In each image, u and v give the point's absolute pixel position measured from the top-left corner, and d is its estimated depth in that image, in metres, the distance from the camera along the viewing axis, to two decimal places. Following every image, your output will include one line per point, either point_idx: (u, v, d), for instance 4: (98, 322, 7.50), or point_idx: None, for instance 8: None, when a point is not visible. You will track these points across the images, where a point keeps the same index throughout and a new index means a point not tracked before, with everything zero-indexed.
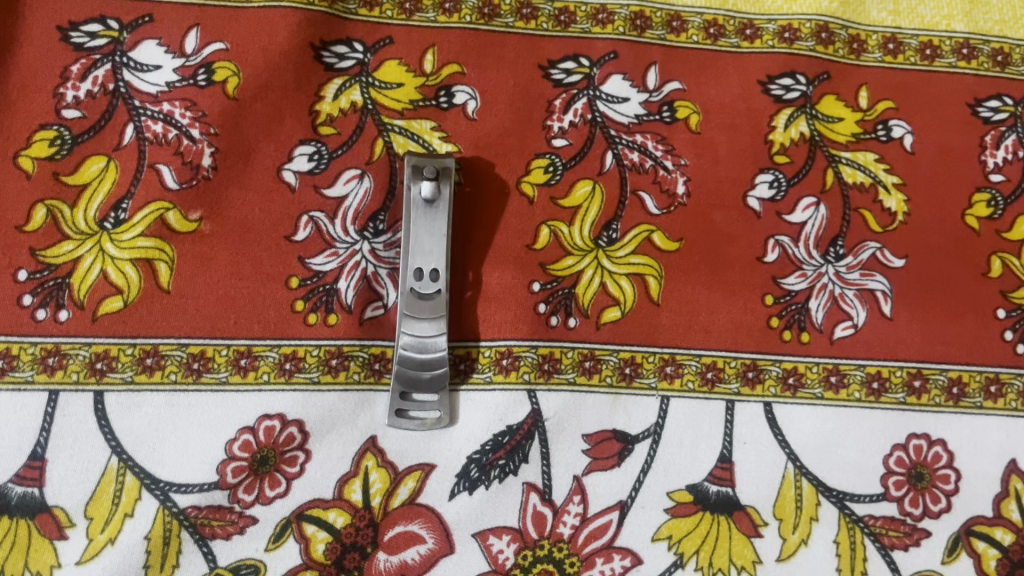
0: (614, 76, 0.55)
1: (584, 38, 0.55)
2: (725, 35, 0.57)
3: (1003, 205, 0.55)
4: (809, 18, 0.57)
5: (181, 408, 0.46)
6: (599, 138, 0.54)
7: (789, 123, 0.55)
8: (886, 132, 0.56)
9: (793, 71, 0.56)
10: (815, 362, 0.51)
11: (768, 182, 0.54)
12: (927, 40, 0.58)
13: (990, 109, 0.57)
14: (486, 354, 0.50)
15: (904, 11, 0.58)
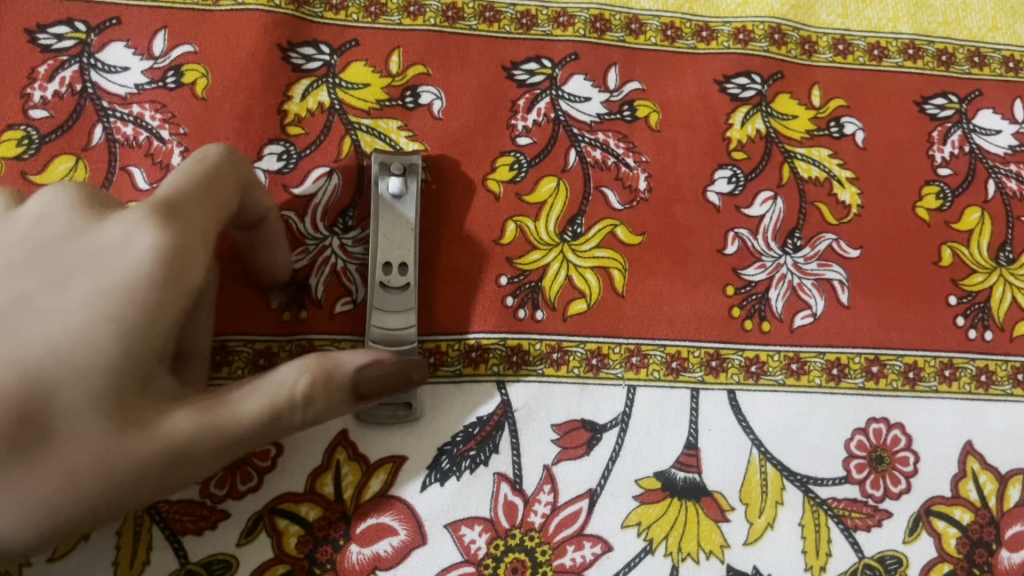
0: (576, 77, 0.56)
1: (546, 41, 0.57)
2: (682, 37, 0.59)
3: (952, 197, 0.57)
4: (762, 20, 0.60)
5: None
6: (562, 137, 0.55)
7: (746, 120, 0.57)
8: (839, 129, 0.58)
9: (748, 70, 0.58)
10: (776, 350, 0.53)
11: (726, 177, 0.56)
12: (874, 41, 0.60)
13: (936, 106, 0.60)
14: (455, 347, 0.51)
15: (852, 14, 0.61)
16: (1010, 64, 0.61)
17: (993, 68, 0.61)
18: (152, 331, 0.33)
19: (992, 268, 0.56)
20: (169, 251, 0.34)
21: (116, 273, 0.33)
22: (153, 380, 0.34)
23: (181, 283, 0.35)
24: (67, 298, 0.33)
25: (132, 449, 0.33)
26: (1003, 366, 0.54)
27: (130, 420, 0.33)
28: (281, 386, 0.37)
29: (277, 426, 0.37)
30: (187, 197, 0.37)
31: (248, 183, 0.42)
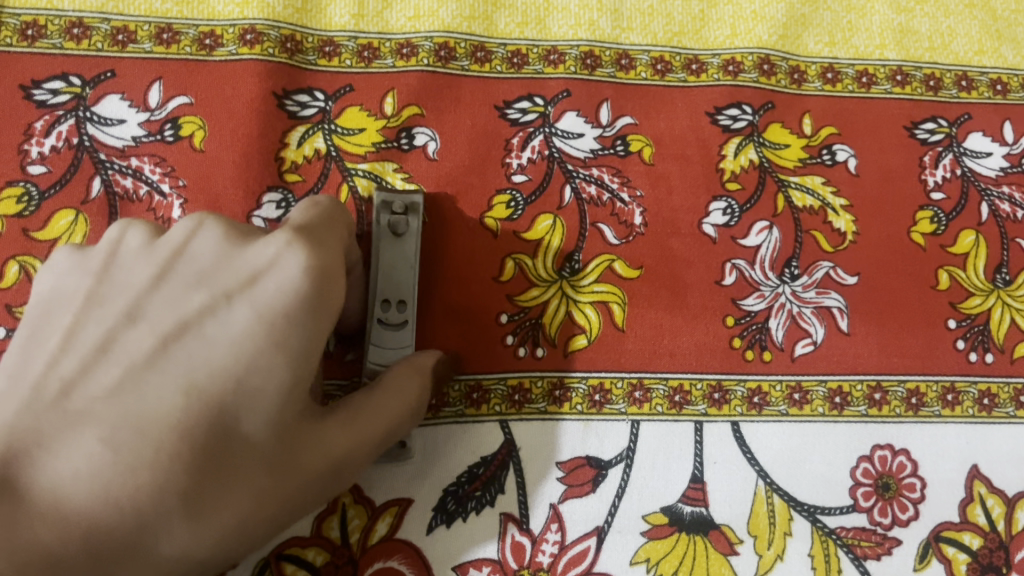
0: (569, 113, 0.57)
1: (537, 79, 0.57)
2: (672, 71, 0.59)
3: (946, 221, 0.58)
4: (750, 51, 0.60)
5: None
6: (557, 173, 0.55)
7: (738, 151, 0.58)
8: (831, 156, 0.58)
9: (739, 101, 0.59)
10: (778, 380, 0.53)
11: (721, 209, 0.56)
12: (862, 68, 0.61)
13: (926, 131, 0.60)
14: (458, 387, 0.50)
15: (839, 42, 0.61)
16: (998, 87, 0.62)
17: (981, 91, 0.62)
18: (311, 356, 0.37)
19: (989, 290, 0.56)
20: (319, 276, 0.37)
21: (275, 296, 0.36)
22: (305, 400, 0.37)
23: (327, 302, 0.37)
24: (234, 323, 0.35)
25: (299, 461, 0.37)
26: (1005, 389, 0.54)
27: (298, 437, 0.37)
28: (398, 397, 0.43)
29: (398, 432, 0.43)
30: (316, 228, 0.40)
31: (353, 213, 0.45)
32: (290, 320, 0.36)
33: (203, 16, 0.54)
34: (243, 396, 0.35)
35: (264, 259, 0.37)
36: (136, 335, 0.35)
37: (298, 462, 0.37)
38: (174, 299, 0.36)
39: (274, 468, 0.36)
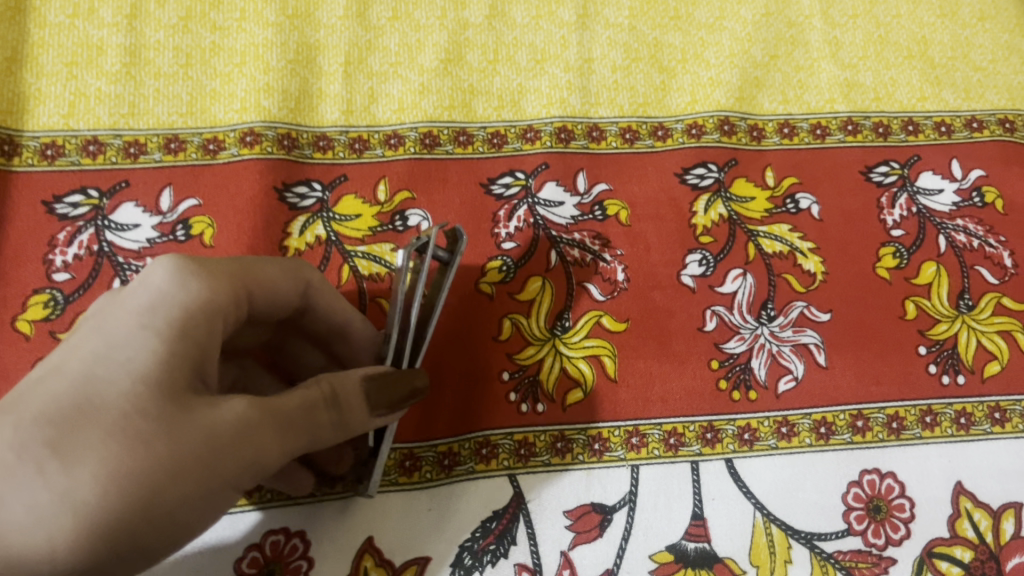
0: (548, 184, 0.62)
1: (516, 156, 0.62)
2: (641, 138, 0.64)
3: (907, 255, 0.62)
4: (710, 115, 0.65)
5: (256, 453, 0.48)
6: (542, 239, 0.60)
7: (708, 206, 0.62)
8: (795, 204, 0.63)
9: (705, 161, 0.64)
10: (765, 416, 0.56)
11: (697, 261, 0.60)
12: (816, 121, 0.66)
13: (881, 174, 0.65)
14: (466, 446, 0.54)
15: (793, 100, 0.67)
16: (943, 128, 0.67)
17: (928, 133, 0.67)
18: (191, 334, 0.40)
19: (954, 316, 0.60)
20: (199, 283, 0.42)
21: (143, 295, 0.40)
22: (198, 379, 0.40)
23: (210, 300, 0.42)
24: (109, 324, 0.40)
25: (183, 423, 0.38)
26: (979, 408, 0.57)
27: (181, 399, 0.39)
28: (308, 390, 0.43)
29: (313, 431, 0.42)
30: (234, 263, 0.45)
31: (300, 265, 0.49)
32: (157, 302, 0.40)
33: (206, 124, 0.59)
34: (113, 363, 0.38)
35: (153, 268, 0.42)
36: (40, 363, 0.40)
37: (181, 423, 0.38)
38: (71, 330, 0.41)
39: (147, 419, 0.37)
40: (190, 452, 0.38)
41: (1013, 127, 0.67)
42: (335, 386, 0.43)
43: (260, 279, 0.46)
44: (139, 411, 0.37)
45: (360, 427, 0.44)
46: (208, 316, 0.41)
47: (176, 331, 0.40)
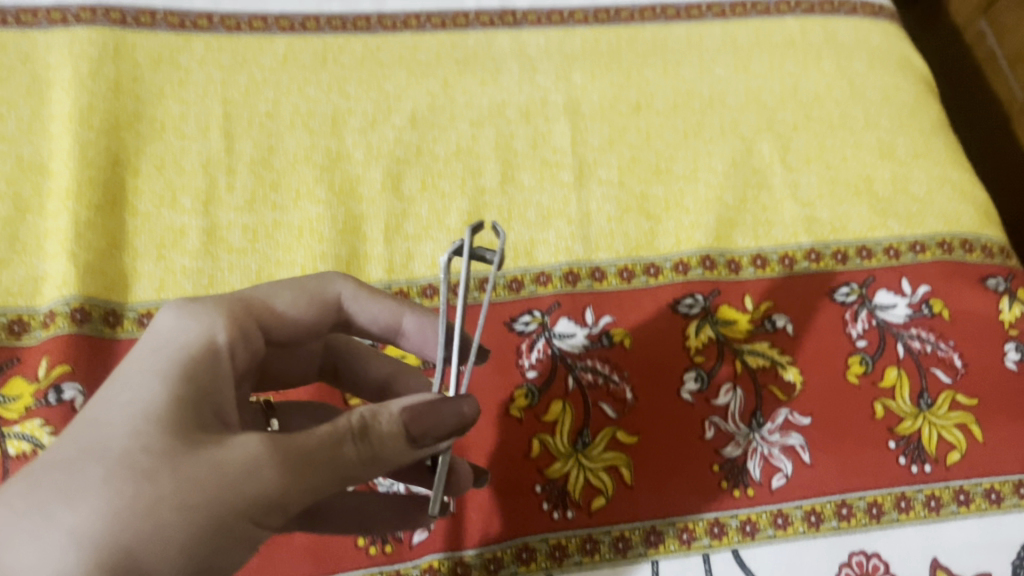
0: (562, 319, 0.72)
1: (533, 298, 0.73)
2: (636, 276, 0.75)
3: (872, 361, 0.72)
4: (694, 252, 0.77)
5: (366, 500, 0.58)
6: (560, 367, 0.70)
7: (698, 330, 0.73)
8: (772, 324, 0.74)
9: (692, 292, 0.75)
10: (763, 510, 0.65)
11: (693, 377, 0.71)
12: (784, 252, 0.78)
13: (843, 294, 0.76)
14: (509, 551, 0.63)
15: (763, 235, 0.79)
16: (892, 251, 0.78)
17: (880, 257, 0.78)
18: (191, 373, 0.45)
19: (917, 413, 0.70)
20: (210, 312, 0.49)
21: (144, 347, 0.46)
22: (206, 417, 0.44)
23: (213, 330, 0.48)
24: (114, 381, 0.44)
25: (188, 457, 0.41)
26: (946, 491, 0.67)
27: (187, 434, 0.42)
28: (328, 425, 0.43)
29: (338, 464, 0.43)
30: (258, 291, 0.55)
31: (328, 275, 0.58)
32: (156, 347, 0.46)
33: None
34: (113, 408, 0.42)
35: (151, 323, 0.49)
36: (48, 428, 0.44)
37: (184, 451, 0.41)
38: None
39: (152, 452, 0.40)
40: (196, 483, 0.40)
41: (951, 248, 0.79)
42: (366, 417, 0.44)
43: (276, 301, 0.55)
44: (142, 442, 0.41)
45: (395, 458, 0.44)
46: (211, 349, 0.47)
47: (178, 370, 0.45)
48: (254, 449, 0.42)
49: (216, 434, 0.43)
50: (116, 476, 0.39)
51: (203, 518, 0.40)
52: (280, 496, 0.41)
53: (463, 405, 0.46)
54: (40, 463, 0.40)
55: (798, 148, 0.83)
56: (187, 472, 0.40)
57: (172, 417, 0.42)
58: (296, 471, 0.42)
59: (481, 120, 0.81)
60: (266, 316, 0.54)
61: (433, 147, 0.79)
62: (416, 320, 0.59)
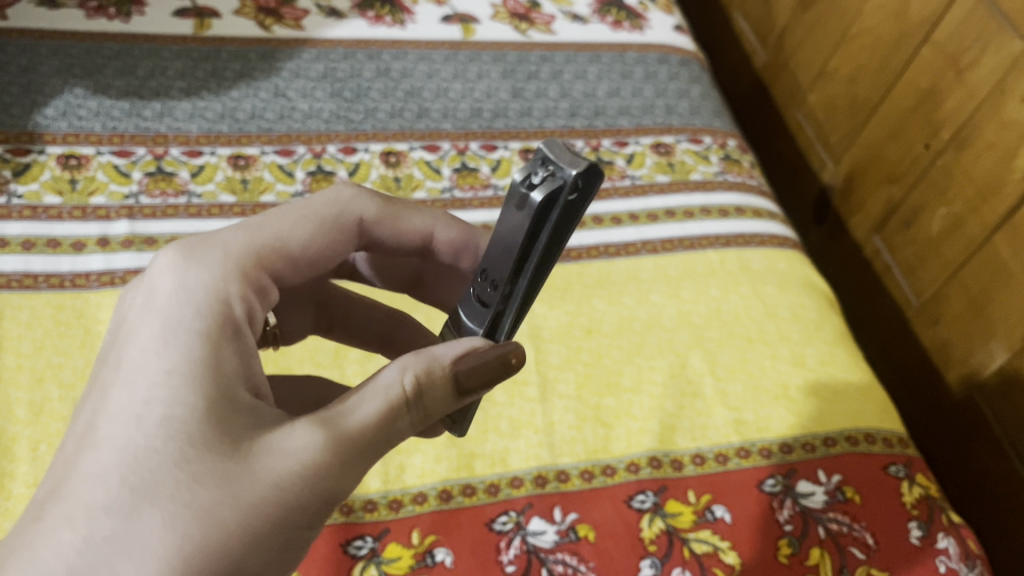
0: (534, 517, 0.85)
1: (508, 500, 0.86)
2: (596, 476, 0.89)
3: (798, 542, 0.86)
4: (643, 454, 0.91)
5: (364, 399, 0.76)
6: (534, 560, 0.82)
7: (651, 522, 0.86)
8: (712, 514, 0.87)
9: (644, 488, 0.88)
10: None
11: (649, 564, 0.83)
12: (719, 450, 0.92)
13: (770, 484, 0.90)
14: None
15: (700, 436, 0.93)
16: (808, 446, 0.93)
17: (799, 451, 0.93)
18: (200, 368, 0.52)
19: None
20: (215, 272, 0.58)
21: (157, 330, 0.54)
22: (237, 408, 0.52)
23: (222, 288, 0.57)
24: (135, 391, 0.51)
25: (236, 484, 0.49)
26: None
27: (222, 448, 0.50)
28: (380, 398, 0.54)
29: (391, 428, 0.54)
30: (275, 231, 0.64)
31: (346, 204, 0.69)
32: (166, 332, 0.54)
33: None
34: (147, 434, 0.49)
35: (149, 301, 0.56)
36: (82, 438, 0.51)
37: (232, 471, 0.49)
38: (100, 398, 0.52)
39: (198, 484, 0.48)
40: (246, 514, 0.49)
41: (856, 441, 0.94)
42: (418, 380, 0.55)
43: (290, 242, 0.65)
44: (190, 468, 0.48)
45: (444, 408, 0.56)
46: (228, 303, 0.57)
47: (195, 368, 0.52)
48: (311, 437, 0.52)
49: (249, 439, 0.51)
50: (171, 513, 0.47)
51: (264, 528, 0.50)
52: (340, 477, 0.52)
53: (509, 356, 0.56)
54: (86, 500, 0.48)
55: (725, 361, 1.00)
56: (242, 493, 0.49)
57: (208, 427, 0.50)
58: (347, 458, 0.52)
59: None
60: (282, 252, 0.64)
61: None
62: (445, 237, 0.74)
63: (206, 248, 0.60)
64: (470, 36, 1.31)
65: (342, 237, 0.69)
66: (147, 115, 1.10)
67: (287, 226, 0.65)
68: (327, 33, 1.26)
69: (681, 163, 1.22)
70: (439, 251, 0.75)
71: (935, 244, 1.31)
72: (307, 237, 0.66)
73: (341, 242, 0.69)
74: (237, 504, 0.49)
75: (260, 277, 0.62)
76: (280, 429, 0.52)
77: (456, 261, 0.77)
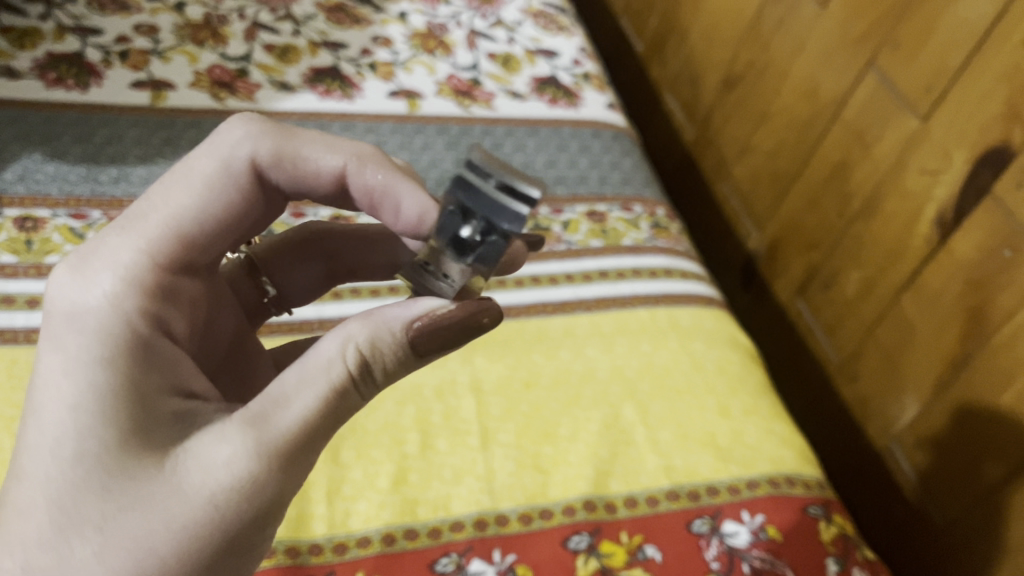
0: (474, 559, 0.89)
1: (450, 543, 0.89)
2: (534, 519, 0.93)
3: None
4: (580, 497, 0.95)
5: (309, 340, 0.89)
6: None
7: (586, 562, 0.90)
8: (644, 553, 0.92)
9: (579, 530, 0.93)
10: None
11: None
12: (650, 494, 0.97)
13: (698, 525, 0.95)
14: None
15: (632, 481, 0.98)
16: (733, 488, 0.99)
17: (725, 493, 0.98)
18: (100, 391, 0.58)
19: None
20: (111, 295, 0.64)
21: (61, 363, 0.60)
22: (153, 427, 0.59)
23: (120, 308, 0.63)
24: (47, 422, 0.57)
25: (156, 499, 0.56)
26: None
27: (136, 467, 0.56)
28: (323, 383, 0.61)
29: (343, 404, 0.62)
30: (172, 217, 0.69)
31: (241, 175, 0.74)
32: (69, 365, 0.60)
33: None
34: (66, 462, 0.56)
35: (52, 336, 0.62)
36: (12, 471, 0.58)
37: (156, 500, 0.56)
38: (21, 434, 0.59)
39: (118, 503, 0.55)
40: (175, 520, 0.56)
41: (778, 484, 1.00)
42: (368, 360, 0.63)
43: (190, 230, 0.70)
44: (111, 497, 0.55)
45: (398, 374, 0.65)
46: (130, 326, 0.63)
47: (98, 394, 0.58)
48: (247, 445, 0.58)
49: (163, 455, 0.58)
50: (99, 531, 0.55)
51: (198, 529, 0.56)
52: (284, 462, 0.59)
53: (482, 318, 0.66)
54: (24, 524, 0.55)
55: (655, 412, 1.06)
56: (173, 517, 0.56)
57: (120, 458, 0.56)
58: (290, 459, 0.59)
59: (403, 399, 1.02)
60: (184, 244, 0.70)
61: (366, 424, 0.99)
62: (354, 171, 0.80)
63: (101, 270, 0.65)
64: (415, 110, 1.39)
65: (248, 206, 0.75)
66: (103, 180, 1.15)
67: (185, 211, 0.70)
68: (278, 105, 1.33)
69: (613, 229, 1.30)
70: (353, 188, 0.81)
71: (851, 305, 1.41)
72: (201, 212, 0.71)
73: (252, 208, 0.75)
74: (169, 528, 0.55)
75: (167, 272, 0.68)
76: (217, 439, 0.59)
77: (375, 200, 0.81)
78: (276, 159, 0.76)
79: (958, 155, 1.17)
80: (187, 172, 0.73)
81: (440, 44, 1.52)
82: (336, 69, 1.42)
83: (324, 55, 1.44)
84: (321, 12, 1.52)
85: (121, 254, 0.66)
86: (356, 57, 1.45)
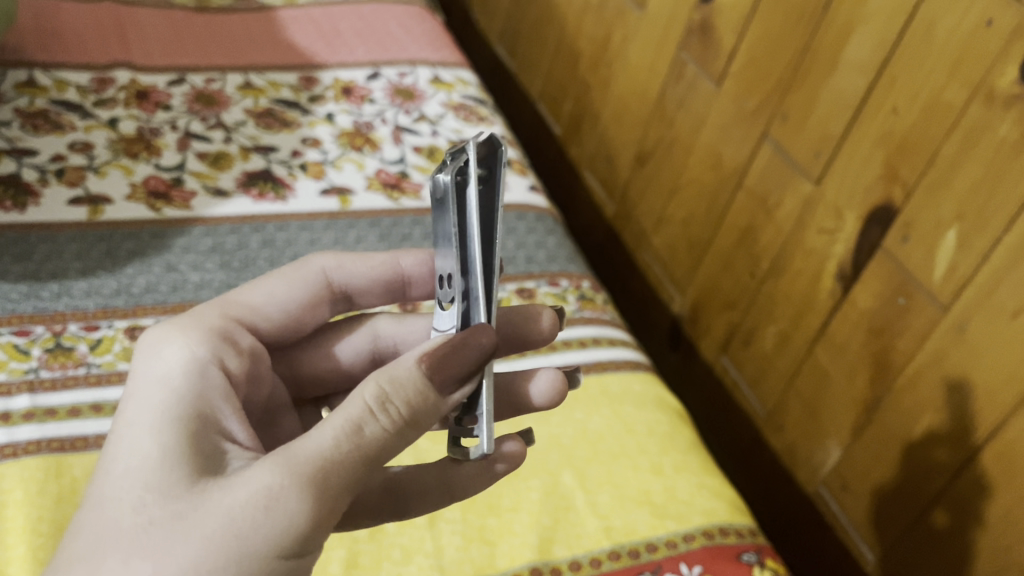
0: None
1: None
2: None
3: None
4: (526, 565, 1.00)
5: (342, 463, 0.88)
6: None
7: None
8: None
9: None
10: None
11: None
12: (593, 555, 1.02)
13: None
14: None
15: (575, 544, 1.03)
16: (671, 543, 1.04)
17: (664, 549, 1.04)
18: (159, 413, 0.69)
19: None
20: (189, 340, 0.76)
21: (135, 397, 0.71)
22: (199, 446, 0.67)
23: (190, 350, 0.75)
24: (114, 444, 0.67)
25: (187, 501, 0.62)
26: None
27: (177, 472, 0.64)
28: (344, 421, 0.65)
29: (368, 443, 0.65)
30: (252, 302, 0.87)
31: (309, 270, 0.92)
32: (141, 395, 0.71)
33: None
34: (122, 472, 0.65)
35: (133, 379, 0.74)
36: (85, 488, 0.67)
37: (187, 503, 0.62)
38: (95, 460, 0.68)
39: (155, 500, 0.62)
40: (198, 522, 0.60)
41: (712, 535, 1.06)
42: (387, 401, 0.66)
43: (256, 304, 0.87)
44: (152, 497, 0.62)
45: (427, 417, 0.68)
46: (202, 373, 0.73)
47: (158, 414, 0.69)
48: (267, 472, 0.62)
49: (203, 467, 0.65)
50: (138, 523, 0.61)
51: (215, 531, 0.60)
52: (301, 483, 0.61)
53: (481, 336, 0.71)
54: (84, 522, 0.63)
55: (593, 476, 1.12)
56: (197, 520, 0.60)
57: (161, 473, 0.64)
58: (308, 486, 0.61)
59: None
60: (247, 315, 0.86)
61: None
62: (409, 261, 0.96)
63: (185, 322, 0.79)
64: (348, 206, 1.46)
65: (317, 298, 0.92)
66: (44, 296, 1.19)
67: (255, 298, 0.88)
68: (213, 210, 1.38)
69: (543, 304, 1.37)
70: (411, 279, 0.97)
71: (771, 358, 1.50)
72: (270, 297, 0.89)
73: (316, 300, 0.92)
74: (194, 526, 0.60)
75: (241, 333, 0.83)
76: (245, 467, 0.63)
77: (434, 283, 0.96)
78: (340, 266, 0.94)
79: (849, 215, 1.27)
80: (278, 271, 0.93)
81: (367, 142, 1.60)
82: (268, 171, 1.49)
83: (256, 160, 1.51)
84: (250, 117, 1.59)
85: (201, 316, 0.82)
86: (287, 159, 1.52)
